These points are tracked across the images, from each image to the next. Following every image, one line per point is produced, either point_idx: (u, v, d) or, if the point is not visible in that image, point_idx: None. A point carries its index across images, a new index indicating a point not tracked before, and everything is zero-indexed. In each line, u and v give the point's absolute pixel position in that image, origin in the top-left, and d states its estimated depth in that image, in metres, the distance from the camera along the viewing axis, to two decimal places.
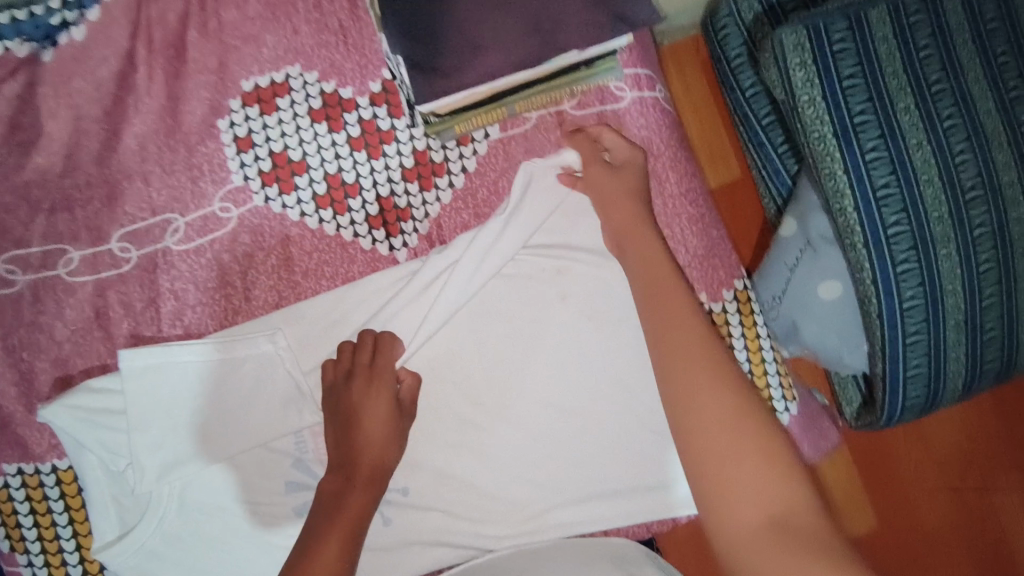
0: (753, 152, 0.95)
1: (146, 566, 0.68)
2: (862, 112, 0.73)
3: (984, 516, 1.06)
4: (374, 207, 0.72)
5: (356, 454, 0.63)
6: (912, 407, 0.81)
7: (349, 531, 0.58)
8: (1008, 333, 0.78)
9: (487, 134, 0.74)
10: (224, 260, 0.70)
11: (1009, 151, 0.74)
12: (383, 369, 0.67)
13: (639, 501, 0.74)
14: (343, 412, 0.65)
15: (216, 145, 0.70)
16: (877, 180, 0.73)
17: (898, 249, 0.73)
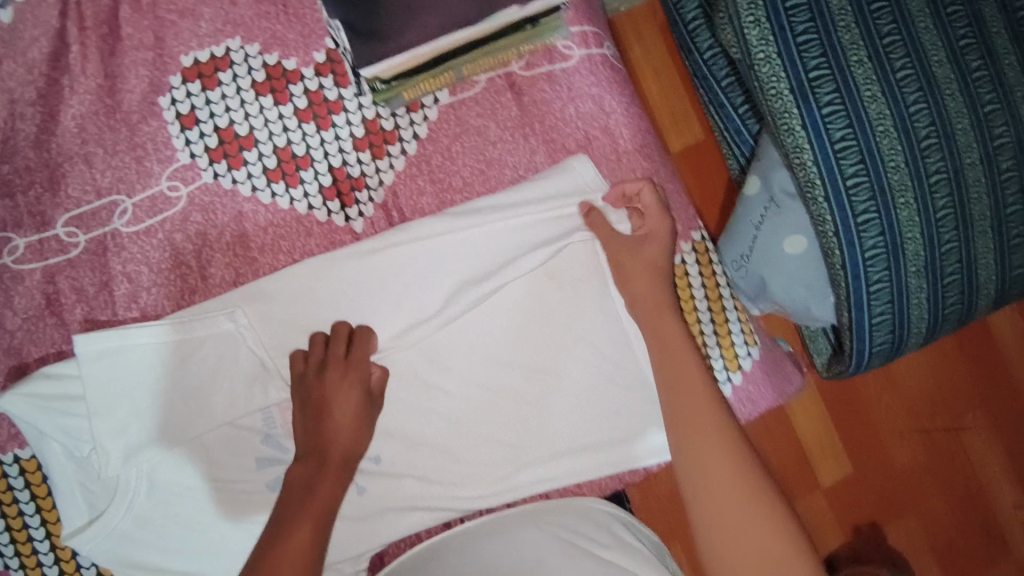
0: (714, 114, 0.96)
1: (119, 550, 0.68)
2: (816, 67, 0.73)
3: (954, 456, 1.10)
4: (327, 178, 0.71)
5: (326, 442, 0.65)
6: (878, 351, 0.84)
7: (319, 518, 0.61)
8: (969, 277, 0.79)
9: (437, 100, 0.73)
10: (177, 239, 0.69)
11: (960, 99, 0.75)
12: (358, 361, 0.68)
13: (609, 453, 0.75)
14: (313, 401, 0.66)
15: (159, 123, 0.68)
16: (835, 133, 0.73)
17: (859, 200, 0.74)
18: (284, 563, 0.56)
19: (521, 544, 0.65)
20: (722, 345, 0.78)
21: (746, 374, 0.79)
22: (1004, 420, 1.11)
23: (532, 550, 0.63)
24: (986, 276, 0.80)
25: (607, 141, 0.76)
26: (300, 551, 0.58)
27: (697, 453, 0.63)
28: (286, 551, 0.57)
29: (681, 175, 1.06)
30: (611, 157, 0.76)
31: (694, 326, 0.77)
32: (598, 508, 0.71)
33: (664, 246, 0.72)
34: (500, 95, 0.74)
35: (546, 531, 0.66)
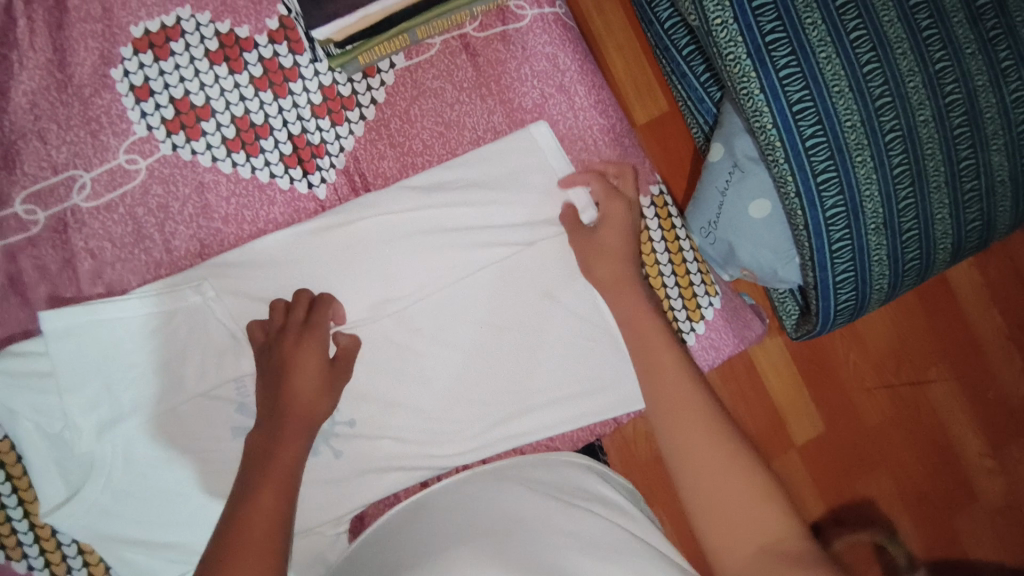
0: (676, 83, 0.97)
1: (99, 526, 0.68)
2: (772, 31, 0.75)
3: (919, 407, 1.14)
4: (287, 146, 0.72)
5: (285, 405, 0.64)
6: (844, 308, 0.87)
7: (282, 480, 0.60)
8: (926, 231, 0.83)
9: (393, 64, 0.74)
10: (138, 213, 0.69)
11: (912, 58, 0.77)
12: (319, 324, 0.68)
13: (583, 405, 0.78)
14: (275, 364, 0.66)
15: (113, 96, 0.68)
16: (793, 96, 0.75)
17: (818, 160, 0.77)
18: (257, 522, 0.56)
19: (501, 496, 0.65)
20: (685, 296, 0.81)
21: (709, 323, 0.82)
22: (966, 368, 1.15)
23: (510, 502, 0.63)
24: (942, 230, 0.83)
25: (563, 99, 0.77)
26: (273, 509, 0.58)
27: (675, 411, 0.63)
28: (256, 509, 0.57)
29: (646, 143, 1.08)
30: (568, 114, 0.78)
31: (657, 279, 0.80)
32: (567, 464, 0.73)
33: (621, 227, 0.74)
34: (456, 57, 0.75)
35: (524, 486, 0.67)
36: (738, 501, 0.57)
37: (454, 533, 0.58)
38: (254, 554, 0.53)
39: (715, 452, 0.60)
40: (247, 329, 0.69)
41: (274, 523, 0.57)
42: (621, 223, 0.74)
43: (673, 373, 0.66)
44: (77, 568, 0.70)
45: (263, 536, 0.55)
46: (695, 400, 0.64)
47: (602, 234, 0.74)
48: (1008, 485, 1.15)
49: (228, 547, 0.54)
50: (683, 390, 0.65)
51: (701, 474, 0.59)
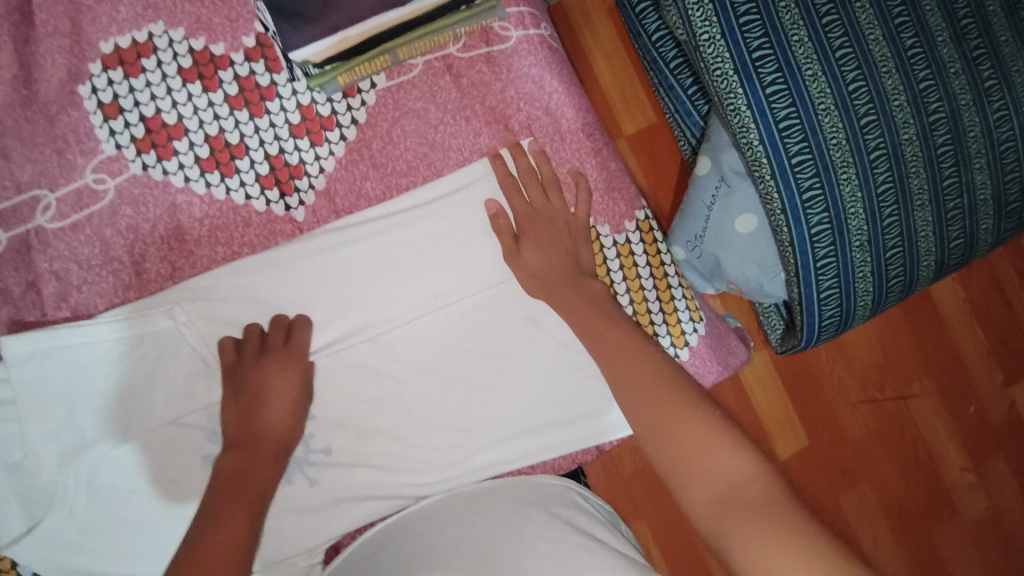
0: (665, 96, 0.96)
1: (61, 558, 0.65)
2: (759, 47, 0.74)
3: (903, 421, 1.14)
4: (264, 167, 0.70)
5: (259, 430, 0.64)
6: (828, 324, 0.86)
7: (253, 506, 0.59)
8: (910, 249, 0.82)
9: (374, 84, 0.72)
10: (107, 234, 0.67)
11: (897, 76, 0.77)
12: (298, 351, 0.68)
13: (564, 432, 0.76)
14: (250, 388, 0.65)
15: (80, 113, 0.66)
16: (779, 113, 0.74)
17: (803, 177, 0.76)
18: (218, 547, 0.54)
19: (489, 514, 0.64)
20: (669, 322, 0.79)
21: (693, 349, 0.80)
22: (949, 385, 1.16)
23: (499, 520, 0.62)
24: (926, 247, 0.83)
25: (549, 122, 0.76)
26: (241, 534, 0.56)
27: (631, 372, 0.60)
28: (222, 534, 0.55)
29: (632, 159, 1.07)
30: (554, 137, 0.76)
31: (642, 305, 0.77)
32: (545, 484, 0.71)
33: (542, 236, 0.71)
34: (439, 78, 0.73)
35: (514, 502, 0.66)
36: (704, 461, 0.53)
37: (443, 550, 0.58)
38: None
39: (681, 417, 0.55)
40: (218, 345, 0.68)
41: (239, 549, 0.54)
42: (544, 232, 0.71)
43: (632, 344, 0.63)
44: None
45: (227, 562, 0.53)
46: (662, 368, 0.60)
47: (526, 253, 0.71)
48: (987, 499, 1.16)
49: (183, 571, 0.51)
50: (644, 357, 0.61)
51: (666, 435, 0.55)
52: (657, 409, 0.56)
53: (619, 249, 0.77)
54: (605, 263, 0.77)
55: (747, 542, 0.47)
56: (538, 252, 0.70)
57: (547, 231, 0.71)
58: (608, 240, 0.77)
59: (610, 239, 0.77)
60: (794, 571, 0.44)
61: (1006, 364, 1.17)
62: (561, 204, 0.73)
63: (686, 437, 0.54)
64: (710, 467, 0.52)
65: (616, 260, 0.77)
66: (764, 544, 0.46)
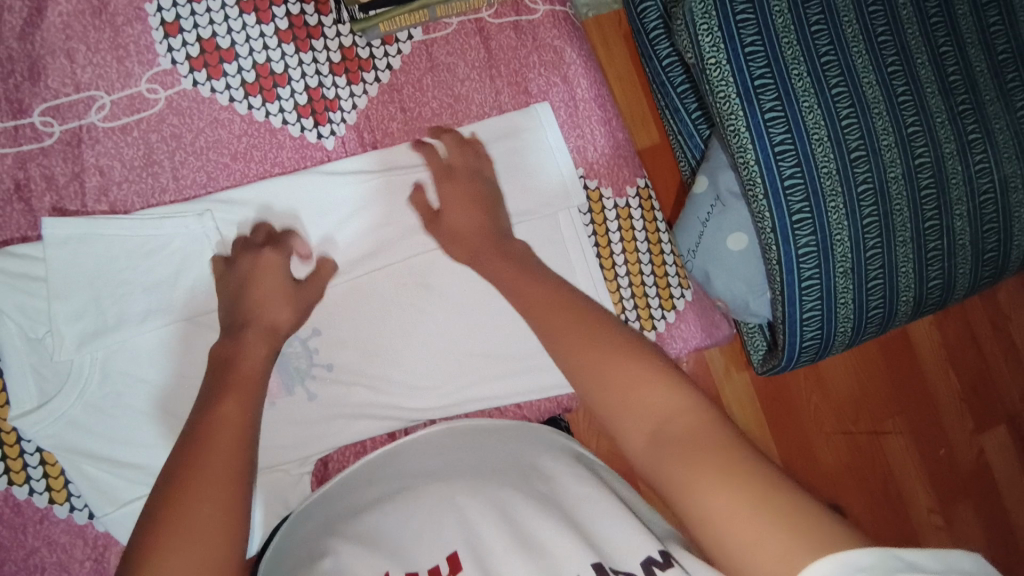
0: (669, 118, 1.03)
1: (66, 437, 0.69)
2: (761, 76, 0.80)
3: (875, 454, 1.19)
4: (303, 97, 0.76)
5: (247, 309, 0.67)
6: (809, 346, 0.89)
7: (245, 386, 0.60)
8: (890, 281, 0.87)
9: (410, 36, 0.78)
10: (152, 139, 0.72)
11: (887, 118, 0.83)
12: (279, 242, 0.72)
13: (553, 376, 0.80)
14: (238, 282, 0.69)
15: (143, 28, 0.72)
16: (776, 137, 0.80)
17: (795, 201, 0.80)
18: (225, 423, 0.56)
19: (493, 454, 0.63)
20: (659, 286, 0.84)
21: (679, 314, 0.86)
22: (920, 424, 1.21)
23: (509, 461, 0.61)
24: (906, 283, 0.87)
25: (565, 90, 0.82)
26: (239, 411, 0.57)
27: (562, 329, 0.60)
28: (218, 417, 0.56)
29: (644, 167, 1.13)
30: (569, 104, 0.83)
31: (634, 265, 0.84)
32: (519, 427, 0.70)
33: (468, 209, 0.74)
34: (470, 38, 0.80)
35: (518, 449, 0.65)
36: (642, 401, 0.52)
37: (459, 483, 0.56)
38: (223, 460, 0.52)
39: (612, 364, 0.55)
40: (211, 268, 0.72)
41: (239, 425, 0.56)
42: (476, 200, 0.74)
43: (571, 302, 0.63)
44: (35, 480, 0.69)
45: (225, 444, 0.54)
46: (598, 324, 0.60)
47: (447, 215, 0.74)
48: (953, 540, 1.20)
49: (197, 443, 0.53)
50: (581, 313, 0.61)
51: (599, 381, 0.54)
52: (594, 358, 0.56)
53: (618, 211, 0.83)
54: (605, 225, 0.83)
55: (679, 469, 0.47)
56: (461, 215, 0.73)
57: (465, 191, 0.74)
58: (609, 202, 0.83)
59: (612, 202, 0.83)
60: (729, 495, 0.43)
61: (976, 411, 1.23)
62: (478, 169, 0.76)
63: (616, 380, 0.53)
64: (639, 404, 0.52)
65: (615, 222, 0.83)
66: (700, 473, 0.45)
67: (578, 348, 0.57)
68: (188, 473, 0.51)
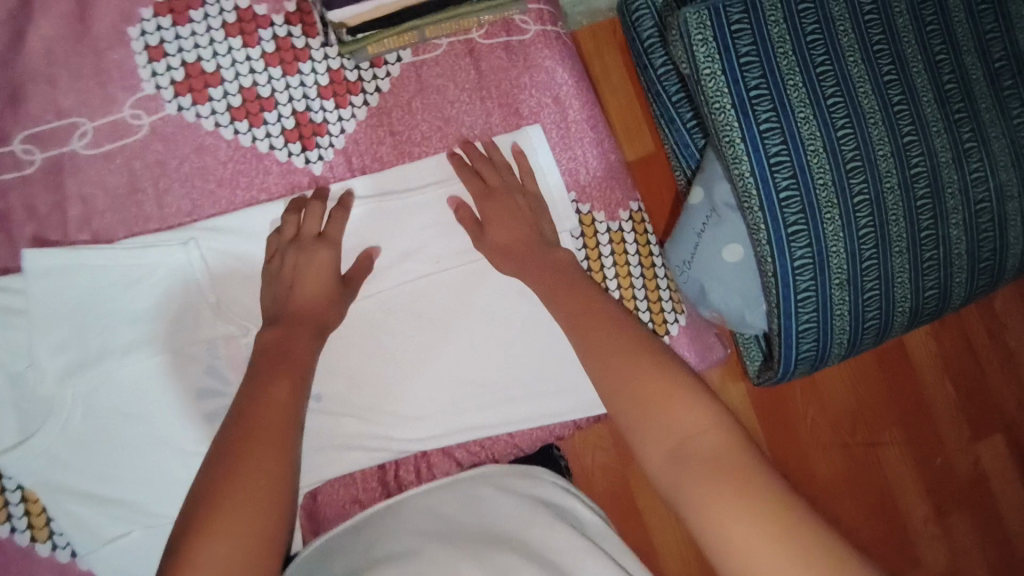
0: (664, 128, 0.99)
1: (48, 473, 0.67)
2: (757, 87, 0.79)
3: (871, 466, 1.18)
4: (290, 121, 0.74)
5: (294, 306, 0.67)
6: (804, 358, 0.88)
7: (297, 372, 0.63)
8: (886, 293, 0.85)
9: (400, 58, 0.77)
10: (135, 166, 0.71)
11: (883, 127, 0.81)
12: (331, 239, 0.71)
13: (544, 404, 0.79)
14: (288, 272, 0.69)
15: (126, 53, 0.70)
16: (771, 149, 0.78)
17: (790, 212, 0.79)
18: (273, 407, 0.59)
19: (497, 508, 0.59)
20: (653, 310, 0.83)
21: (673, 338, 0.85)
22: (917, 434, 1.19)
23: (517, 517, 0.57)
24: (901, 293, 0.85)
25: (557, 111, 0.81)
26: (285, 401, 0.60)
27: (596, 336, 0.62)
28: (266, 401, 0.59)
29: (633, 179, 1.10)
30: (561, 125, 0.81)
31: (628, 290, 0.82)
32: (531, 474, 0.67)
33: (513, 222, 0.73)
34: (459, 60, 0.78)
35: (523, 498, 0.61)
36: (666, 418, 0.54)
37: (460, 541, 0.53)
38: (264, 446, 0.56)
39: (641, 377, 0.56)
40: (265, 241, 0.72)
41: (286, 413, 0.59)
42: (512, 216, 0.73)
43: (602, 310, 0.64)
44: (16, 517, 0.68)
45: (272, 427, 0.58)
46: (631, 336, 0.61)
47: (491, 228, 0.73)
48: (950, 550, 1.19)
49: (237, 430, 0.57)
50: (615, 325, 0.62)
51: (627, 390, 0.56)
52: (624, 371, 0.57)
53: (612, 235, 0.82)
54: (597, 248, 0.81)
55: (700, 488, 0.49)
56: (505, 231, 0.73)
57: (508, 208, 0.74)
58: (602, 225, 0.82)
59: (604, 226, 0.82)
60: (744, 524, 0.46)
61: (972, 419, 1.21)
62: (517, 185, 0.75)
63: (644, 397, 0.55)
64: (665, 420, 0.53)
65: (608, 246, 0.82)
66: (718, 499, 0.48)
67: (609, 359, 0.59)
68: (240, 455, 0.55)
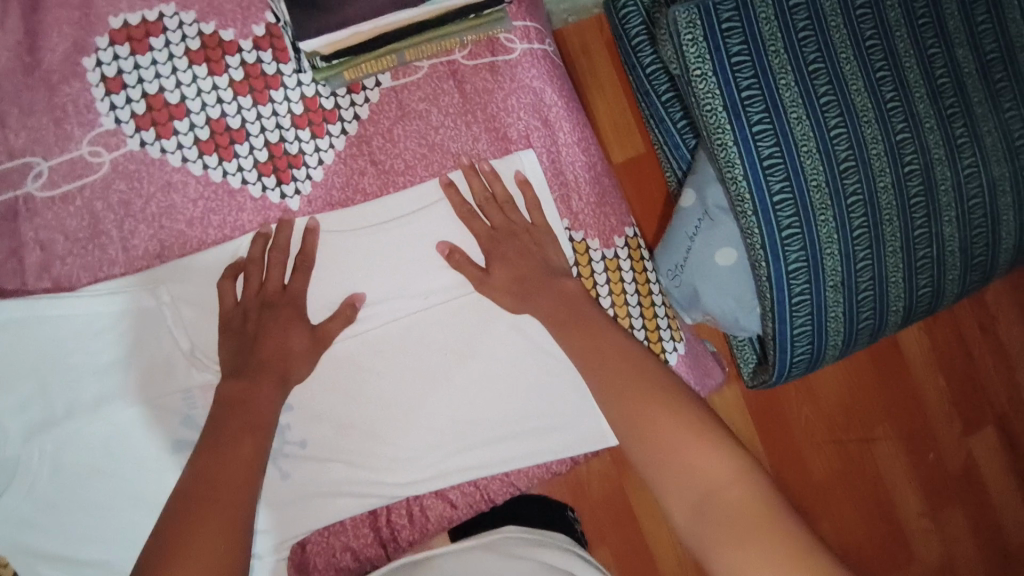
0: (654, 127, 0.94)
1: (16, 537, 0.64)
2: (748, 87, 0.74)
3: (864, 464, 1.13)
4: (263, 153, 0.70)
5: (260, 359, 0.65)
6: (799, 360, 0.85)
7: (259, 431, 0.62)
8: (880, 293, 0.81)
9: (378, 83, 0.72)
10: (97, 207, 0.66)
11: (876, 126, 0.77)
12: (296, 294, 0.68)
13: (540, 442, 0.76)
14: (252, 330, 0.66)
15: (82, 85, 0.66)
16: (763, 151, 0.74)
17: (784, 216, 0.75)
18: (231, 467, 0.59)
19: None
20: (651, 339, 0.80)
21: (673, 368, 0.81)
22: (910, 430, 1.15)
23: None
24: (896, 293, 0.82)
25: (547, 134, 0.77)
26: (245, 461, 0.60)
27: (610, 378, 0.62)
28: (226, 461, 0.59)
29: (621, 186, 1.06)
30: (550, 149, 0.77)
31: (625, 320, 0.78)
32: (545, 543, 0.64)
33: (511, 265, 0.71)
34: (442, 82, 0.74)
35: None
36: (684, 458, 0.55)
37: None
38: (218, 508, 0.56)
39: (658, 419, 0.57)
40: (216, 289, 0.67)
41: (240, 477, 0.59)
42: (512, 257, 0.71)
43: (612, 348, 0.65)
44: None
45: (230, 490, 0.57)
46: (646, 376, 0.61)
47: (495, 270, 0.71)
48: (943, 546, 1.15)
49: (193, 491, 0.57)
50: (630, 363, 0.63)
51: (643, 435, 0.57)
52: (640, 412, 0.58)
53: (607, 262, 0.78)
54: (592, 277, 0.78)
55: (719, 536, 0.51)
56: (506, 269, 0.71)
57: (509, 249, 0.71)
58: (597, 253, 0.78)
59: (599, 254, 0.78)
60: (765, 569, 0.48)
61: (966, 415, 1.17)
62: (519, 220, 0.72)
63: (663, 441, 0.56)
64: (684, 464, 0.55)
65: (603, 275, 0.78)
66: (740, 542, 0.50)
67: (623, 402, 0.60)
68: (193, 519, 0.55)
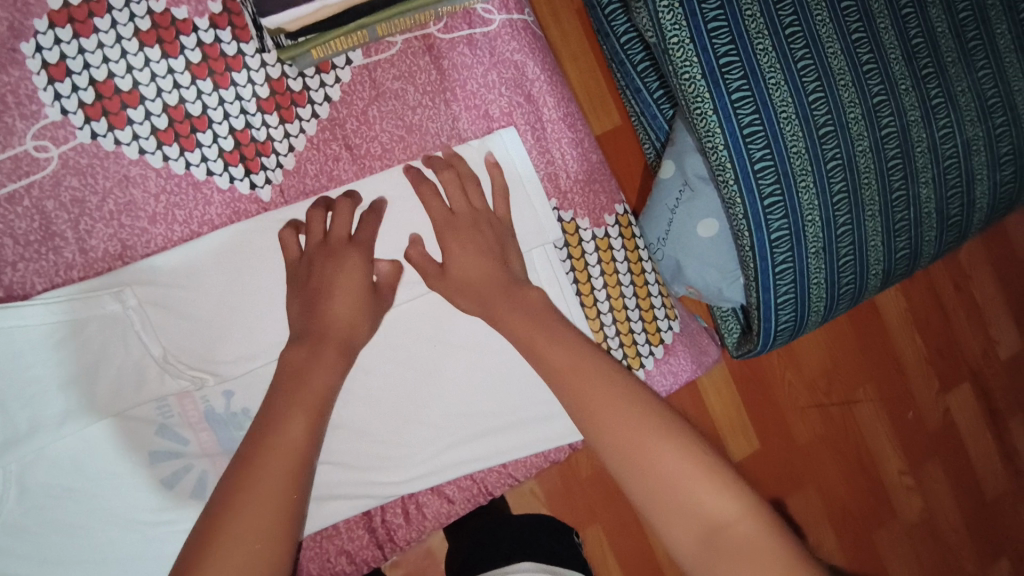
0: (630, 98, 0.90)
1: None
2: (726, 53, 0.70)
3: (848, 424, 1.13)
4: (228, 142, 0.65)
5: (322, 322, 0.61)
6: (783, 328, 0.81)
7: (314, 411, 0.57)
8: (861, 257, 0.79)
9: (349, 61, 0.67)
10: (48, 207, 0.61)
11: (853, 89, 0.74)
12: (364, 243, 0.64)
13: (535, 432, 0.73)
14: (314, 281, 0.62)
15: (21, 73, 0.60)
16: (744, 119, 0.70)
17: (765, 184, 0.71)
18: (276, 455, 0.54)
19: None
20: (646, 320, 0.77)
21: (668, 347, 0.79)
22: (890, 389, 1.15)
23: None
24: (875, 257, 0.80)
25: (531, 110, 0.73)
26: (294, 445, 0.55)
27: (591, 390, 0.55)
28: (275, 444, 0.54)
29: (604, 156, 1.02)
30: (535, 126, 0.73)
31: (618, 300, 0.76)
32: None
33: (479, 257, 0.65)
34: (418, 58, 0.69)
35: None
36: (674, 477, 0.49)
37: None
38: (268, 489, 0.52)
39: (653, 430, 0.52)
40: (279, 239, 0.65)
41: (291, 459, 0.54)
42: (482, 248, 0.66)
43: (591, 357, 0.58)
44: None
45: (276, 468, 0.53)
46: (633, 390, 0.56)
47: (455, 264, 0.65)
48: (925, 502, 1.16)
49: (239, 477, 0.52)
50: (615, 381, 0.56)
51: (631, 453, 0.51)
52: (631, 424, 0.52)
53: (599, 242, 0.76)
54: (584, 257, 0.75)
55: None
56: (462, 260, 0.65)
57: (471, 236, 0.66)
58: (587, 233, 0.75)
59: (590, 233, 0.75)
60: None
61: (943, 372, 1.18)
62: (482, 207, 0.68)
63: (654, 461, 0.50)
64: (684, 497, 0.48)
65: (595, 255, 0.76)
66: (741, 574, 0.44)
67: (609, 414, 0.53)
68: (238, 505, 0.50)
